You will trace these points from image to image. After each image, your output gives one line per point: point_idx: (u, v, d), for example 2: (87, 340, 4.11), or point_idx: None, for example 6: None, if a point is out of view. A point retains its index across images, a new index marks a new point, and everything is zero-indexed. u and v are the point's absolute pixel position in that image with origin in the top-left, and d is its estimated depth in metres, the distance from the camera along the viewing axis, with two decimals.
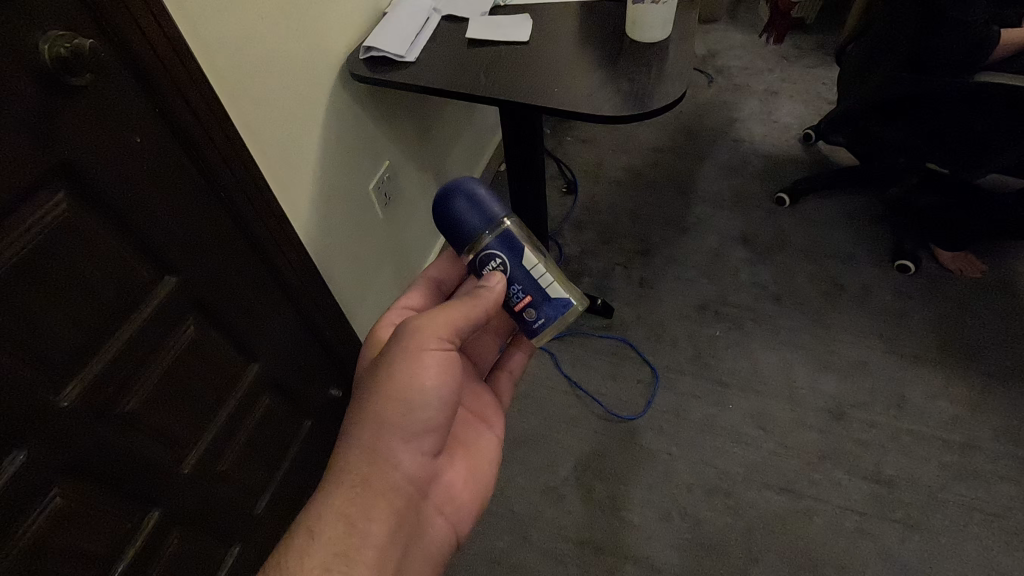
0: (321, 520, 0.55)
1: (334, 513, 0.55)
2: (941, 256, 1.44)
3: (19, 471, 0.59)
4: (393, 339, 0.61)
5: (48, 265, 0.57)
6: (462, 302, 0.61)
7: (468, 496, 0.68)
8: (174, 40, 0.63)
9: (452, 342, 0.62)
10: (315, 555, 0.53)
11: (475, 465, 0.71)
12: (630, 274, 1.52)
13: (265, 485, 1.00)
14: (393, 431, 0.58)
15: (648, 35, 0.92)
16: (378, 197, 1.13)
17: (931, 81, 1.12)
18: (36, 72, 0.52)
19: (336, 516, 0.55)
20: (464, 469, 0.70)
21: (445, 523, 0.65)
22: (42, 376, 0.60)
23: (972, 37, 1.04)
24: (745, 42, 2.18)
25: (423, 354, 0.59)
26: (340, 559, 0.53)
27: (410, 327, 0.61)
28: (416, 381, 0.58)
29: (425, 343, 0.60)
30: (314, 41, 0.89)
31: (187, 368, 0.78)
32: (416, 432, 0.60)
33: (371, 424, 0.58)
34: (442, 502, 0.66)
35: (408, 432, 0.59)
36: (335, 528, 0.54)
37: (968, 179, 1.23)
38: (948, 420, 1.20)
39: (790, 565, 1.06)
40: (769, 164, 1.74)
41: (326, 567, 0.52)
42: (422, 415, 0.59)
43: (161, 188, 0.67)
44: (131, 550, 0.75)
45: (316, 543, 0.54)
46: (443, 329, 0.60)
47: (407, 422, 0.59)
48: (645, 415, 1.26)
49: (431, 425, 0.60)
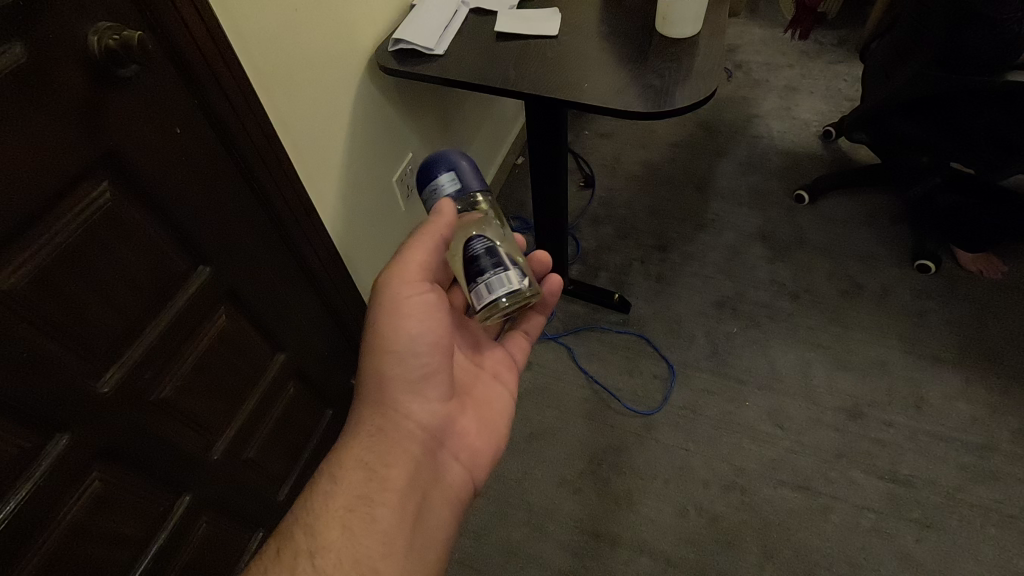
0: (342, 466, 0.57)
1: (352, 460, 0.57)
2: (961, 257, 1.43)
3: (61, 452, 0.61)
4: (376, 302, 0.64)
5: (92, 253, 0.58)
6: (416, 243, 0.63)
7: (485, 442, 0.69)
8: (215, 35, 0.64)
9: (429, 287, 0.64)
10: (338, 497, 0.54)
11: (488, 416, 0.72)
12: (647, 269, 1.52)
13: (288, 472, 1.01)
14: (394, 381, 0.61)
15: (678, 31, 0.92)
16: (401, 189, 1.14)
17: (959, 79, 1.10)
18: (87, 64, 0.53)
19: (356, 463, 0.57)
20: (477, 418, 0.71)
21: (464, 468, 0.66)
22: (84, 362, 0.61)
23: (1003, 36, 1.02)
24: (765, 37, 2.16)
25: (401, 305, 0.62)
26: (363, 500, 0.55)
27: (385, 284, 0.64)
28: (401, 329, 0.61)
29: (402, 292, 0.62)
30: (345, 35, 0.89)
31: (218, 354, 0.79)
32: (415, 375, 0.62)
33: (373, 379, 0.62)
34: (459, 448, 0.67)
35: (407, 379, 0.62)
36: (355, 473, 0.56)
37: (991, 180, 1.21)
38: (966, 421, 1.20)
39: (805, 562, 1.06)
40: (788, 161, 1.73)
41: (350, 508, 0.54)
42: (416, 359, 0.62)
43: (198, 179, 0.67)
44: (164, 535, 0.76)
45: (339, 487, 0.55)
46: (415, 273, 0.63)
47: (403, 369, 0.62)
48: (662, 411, 1.27)
49: (428, 368, 0.62)
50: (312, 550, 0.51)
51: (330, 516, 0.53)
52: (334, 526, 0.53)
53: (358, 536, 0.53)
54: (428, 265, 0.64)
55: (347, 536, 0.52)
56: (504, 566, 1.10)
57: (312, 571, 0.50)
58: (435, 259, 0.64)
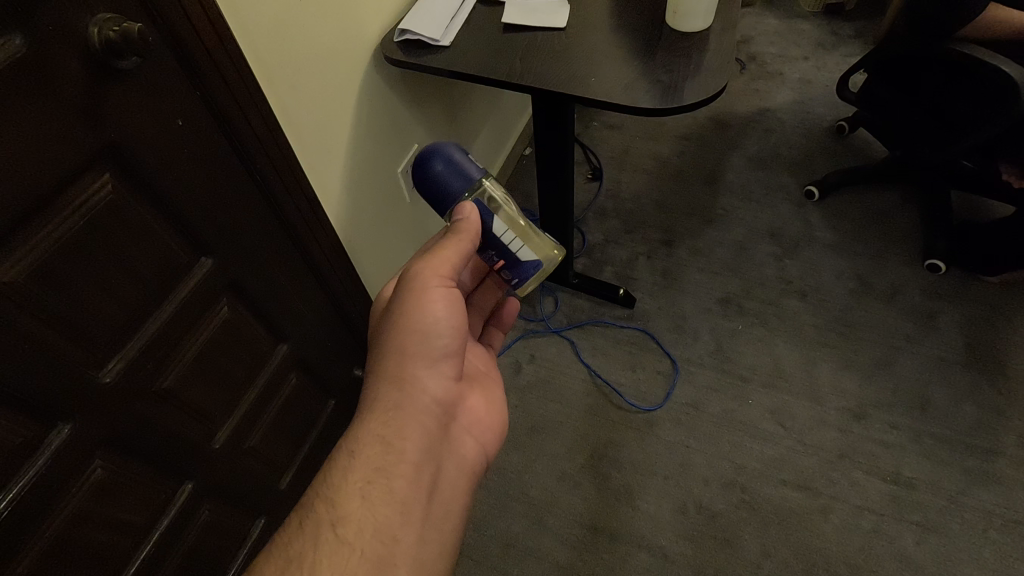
0: (360, 439, 0.56)
1: (370, 433, 0.57)
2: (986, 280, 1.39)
3: (64, 441, 0.61)
4: (401, 286, 0.63)
5: (94, 245, 0.58)
6: (450, 243, 0.62)
7: (493, 420, 0.69)
8: (220, 31, 0.64)
9: (454, 279, 0.64)
10: (357, 470, 0.55)
11: (491, 394, 0.71)
12: (653, 264, 1.51)
13: (289, 461, 1.02)
14: (413, 357, 0.60)
15: (688, 25, 0.90)
16: (406, 180, 1.13)
17: (919, 45, 1.14)
18: (87, 57, 0.52)
19: (373, 436, 0.57)
20: (482, 394, 0.70)
21: (475, 443, 0.66)
22: (86, 353, 0.61)
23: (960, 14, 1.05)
24: (780, 28, 2.12)
25: (428, 291, 0.61)
26: (381, 473, 0.55)
27: (413, 271, 0.62)
28: (428, 314, 0.60)
29: (429, 281, 0.61)
30: (351, 24, 0.88)
31: (219, 343, 0.79)
32: (438, 354, 0.61)
33: (393, 354, 0.60)
34: (469, 423, 0.66)
35: (428, 355, 0.61)
36: (373, 446, 0.56)
37: (942, 159, 1.26)
38: (971, 424, 1.19)
39: (804, 561, 1.06)
40: (801, 155, 1.71)
41: (368, 480, 0.54)
42: (439, 341, 0.61)
43: (200, 172, 0.67)
44: (164, 521, 0.77)
45: (357, 460, 0.55)
46: (448, 268, 0.62)
47: (427, 348, 0.60)
48: (663, 407, 1.27)
49: (451, 347, 0.62)
50: (333, 521, 0.52)
51: (349, 487, 0.54)
52: (353, 496, 0.53)
53: (376, 506, 0.53)
54: (460, 261, 0.63)
55: (366, 506, 0.53)
56: (503, 558, 1.11)
57: (335, 540, 0.51)
58: (468, 261, 0.63)
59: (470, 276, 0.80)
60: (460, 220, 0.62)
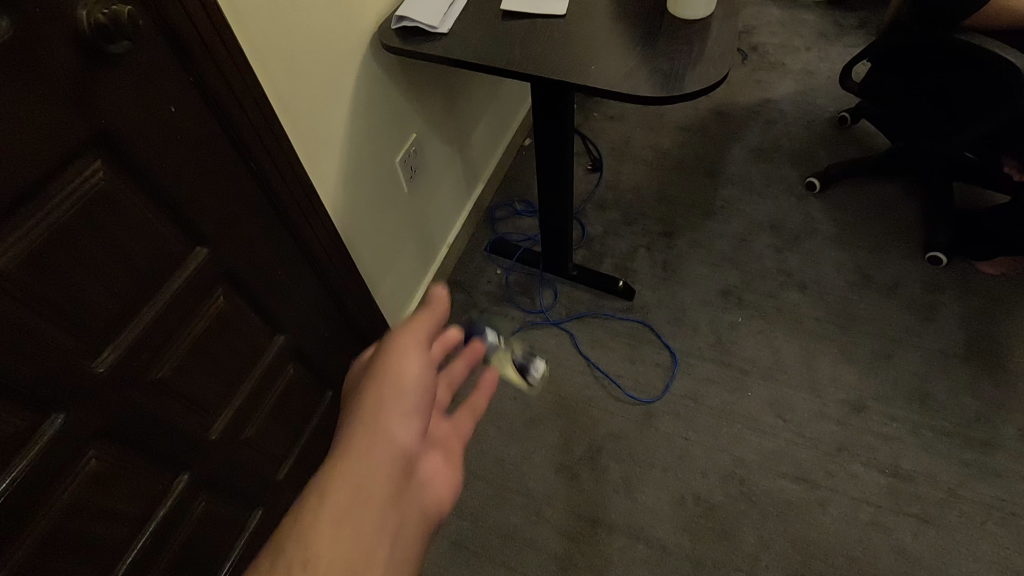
0: (305, 539, 0.42)
1: (317, 534, 0.42)
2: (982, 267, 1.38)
3: (58, 431, 0.61)
4: (376, 353, 0.53)
5: (86, 233, 0.58)
6: (426, 313, 0.54)
7: (449, 493, 0.50)
8: (214, 17, 0.63)
9: (434, 351, 0.54)
10: None
11: (448, 479, 0.51)
12: (653, 256, 1.50)
13: (287, 453, 1.02)
14: (379, 421, 0.48)
15: (690, 13, 0.88)
16: (404, 171, 1.12)
17: (921, 35, 1.13)
18: (76, 41, 0.51)
19: (322, 535, 0.42)
20: (447, 463, 0.52)
21: (428, 533, 0.48)
22: (79, 343, 0.61)
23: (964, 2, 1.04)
24: (783, 18, 2.10)
25: (408, 354, 0.51)
26: None
27: (388, 339, 0.52)
28: (400, 379, 0.50)
29: (403, 351, 0.51)
30: (348, 11, 0.87)
31: (215, 333, 0.78)
32: (409, 420, 0.49)
33: (358, 424, 0.48)
34: (431, 513, 0.48)
35: (397, 418, 0.48)
36: (322, 548, 0.41)
37: (944, 151, 1.26)
38: (970, 417, 1.18)
39: (802, 553, 1.06)
40: (803, 147, 1.69)
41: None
42: (413, 407, 0.49)
43: (194, 160, 0.66)
44: (160, 512, 0.77)
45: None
46: (424, 338, 0.53)
47: (398, 412, 0.48)
48: (663, 399, 1.26)
49: (423, 409, 0.50)
50: None
51: None
52: None
53: None
54: (436, 330, 0.54)
55: None
56: (501, 550, 1.11)
57: None
58: (449, 333, 0.55)
59: (463, 367, 0.62)
60: (431, 303, 0.54)
